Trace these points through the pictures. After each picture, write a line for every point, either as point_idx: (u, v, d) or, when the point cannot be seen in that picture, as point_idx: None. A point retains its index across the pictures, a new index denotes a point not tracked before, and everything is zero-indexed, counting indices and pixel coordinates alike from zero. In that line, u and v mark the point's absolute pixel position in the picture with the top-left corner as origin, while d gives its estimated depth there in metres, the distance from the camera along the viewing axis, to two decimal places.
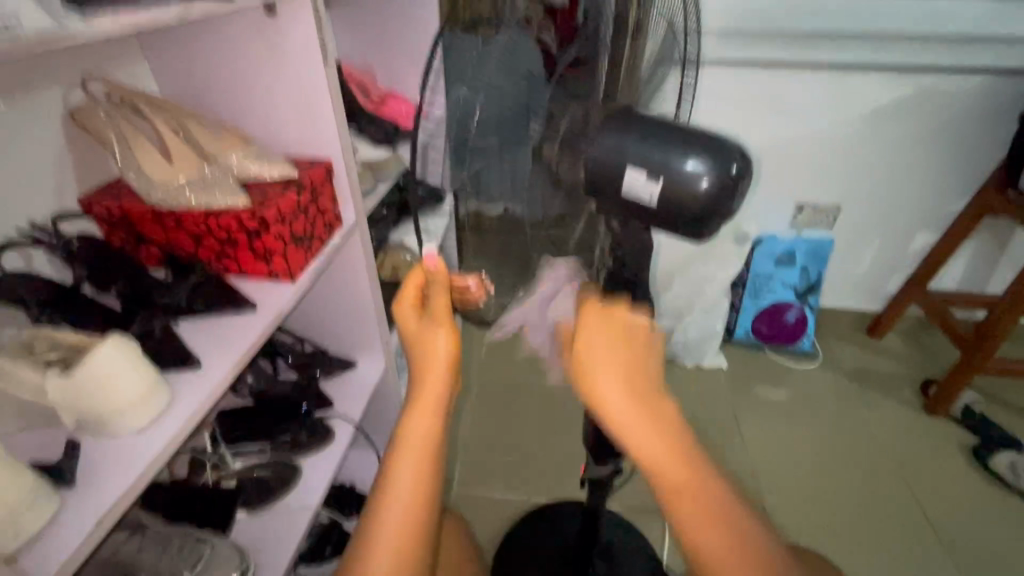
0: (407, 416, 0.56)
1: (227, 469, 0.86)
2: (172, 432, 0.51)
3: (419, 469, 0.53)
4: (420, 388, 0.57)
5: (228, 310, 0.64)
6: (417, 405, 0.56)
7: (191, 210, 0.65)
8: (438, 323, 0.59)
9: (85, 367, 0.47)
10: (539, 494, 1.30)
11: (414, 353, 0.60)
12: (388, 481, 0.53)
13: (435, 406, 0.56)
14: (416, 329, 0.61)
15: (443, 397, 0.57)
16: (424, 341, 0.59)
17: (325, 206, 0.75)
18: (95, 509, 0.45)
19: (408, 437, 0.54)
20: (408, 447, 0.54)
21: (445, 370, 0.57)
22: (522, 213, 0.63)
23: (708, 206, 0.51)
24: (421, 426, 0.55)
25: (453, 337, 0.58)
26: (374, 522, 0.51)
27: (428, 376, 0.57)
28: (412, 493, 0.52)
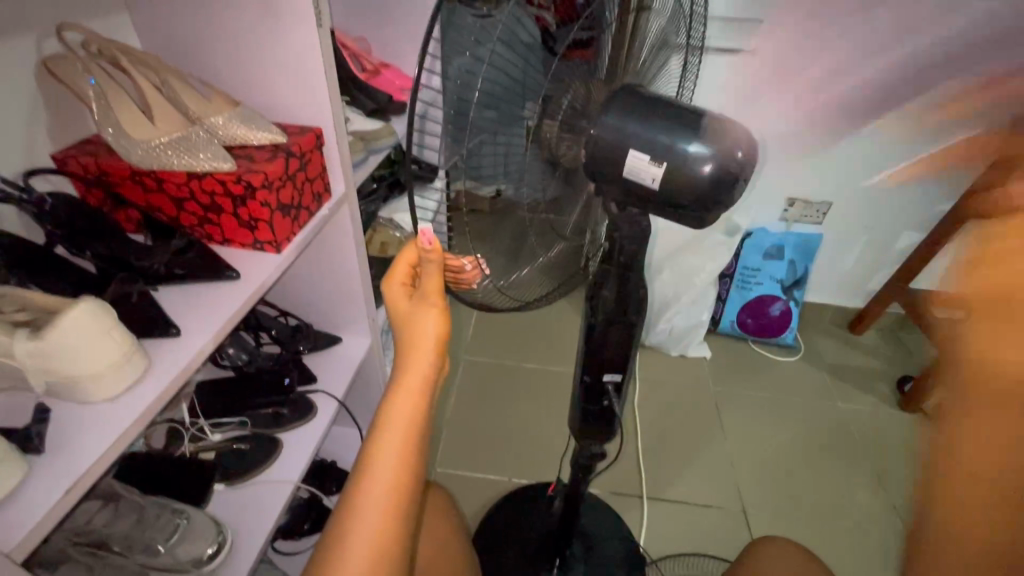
0: (390, 398, 0.54)
1: (206, 441, 0.84)
2: (148, 400, 0.50)
3: (405, 449, 0.52)
4: (406, 370, 0.55)
5: (208, 278, 0.62)
6: (402, 387, 0.54)
7: (172, 172, 0.62)
8: (430, 303, 0.58)
9: (56, 328, 0.45)
10: (520, 475, 1.31)
11: (401, 333, 0.59)
12: (371, 461, 0.51)
13: (420, 389, 0.55)
14: (408, 309, 0.59)
15: (428, 379, 0.56)
16: (414, 322, 0.57)
17: (313, 175, 0.72)
18: (65, 476, 0.43)
19: (391, 419, 0.53)
20: (391, 429, 0.52)
21: (432, 353, 0.56)
22: (516, 193, 0.59)
23: (710, 191, 0.50)
24: (406, 407, 0.53)
25: (443, 318, 0.57)
26: (357, 503, 0.50)
27: (414, 356, 0.56)
28: (395, 475, 0.51)
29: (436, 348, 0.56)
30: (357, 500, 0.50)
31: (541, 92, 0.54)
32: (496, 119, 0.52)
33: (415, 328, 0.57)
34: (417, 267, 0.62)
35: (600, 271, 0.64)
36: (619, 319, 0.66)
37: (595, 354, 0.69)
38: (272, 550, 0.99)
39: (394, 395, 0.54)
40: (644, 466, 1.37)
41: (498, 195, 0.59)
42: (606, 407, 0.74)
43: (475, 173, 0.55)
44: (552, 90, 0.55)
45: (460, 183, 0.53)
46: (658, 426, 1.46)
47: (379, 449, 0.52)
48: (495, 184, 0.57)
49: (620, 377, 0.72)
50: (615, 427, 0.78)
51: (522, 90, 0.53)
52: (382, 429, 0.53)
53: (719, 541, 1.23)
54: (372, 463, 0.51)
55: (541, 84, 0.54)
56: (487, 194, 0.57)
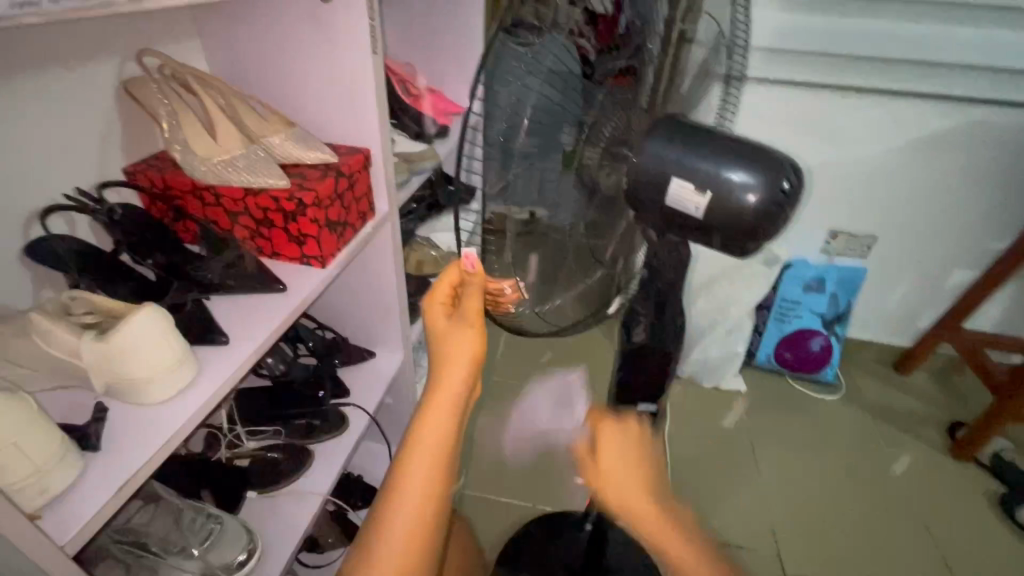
0: (424, 410, 0.55)
1: (242, 448, 0.87)
2: (196, 404, 0.51)
3: (437, 463, 0.52)
4: (440, 386, 0.56)
5: (256, 289, 0.64)
6: (435, 402, 0.54)
7: (231, 187, 0.66)
8: (468, 324, 0.59)
9: (118, 332, 0.48)
10: (545, 502, 1.29)
11: (437, 348, 0.60)
12: (403, 475, 0.52)
13: (454, 405, 0.55)
14: (443, 327, 0.60)
15: (461, 397, 0.56)
16: (450, 338, 0.58)
17: (359, 194, 0.76)
18: (118, 475, 0.45)
19: (422, 435, 0.53)
20: (422, 445, 0.53)
21: (467, 369, 0.56)
22: (549, 215, 0.66)
23: (755, 221, 0.49)
24: (436, 425, 0.54)
25: (481, 339, 0.58)
26: (387, 514, 0.50)
27: (449, 372, 0.56)
28: (425, 491, 0.51)
29: (470, 367, 0.57)
30: (386, 514, 0.50)
31: (575, 120, 0.57)
32: (536, 150, 0.59)
33: (452, 345, 0.58)
34: (457, 288, 0.63)
35: (638, 297, 0.63)
36: (655, 347, 0.65)
37: (629, 382, 0.68)
38: (298, 562, 1.00)
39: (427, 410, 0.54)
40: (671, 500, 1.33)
41: (531, 216, 0.67)
42: (639, 436, 0.72)
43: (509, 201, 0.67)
44: (587, 117, 0.57)
45: (494, 207, 0.67)
46: (689, 459, 1.42)
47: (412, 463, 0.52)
48: (527, 207, 0.66)
49: (654, 406, 0.70)
50: None
51: (559, 118, 0.57)
52: (415, 444, 0.53)
53: None
54: (403, 477, 0.52)
55: (578, 112, 0.57)
56: (519, 216, 0.68)
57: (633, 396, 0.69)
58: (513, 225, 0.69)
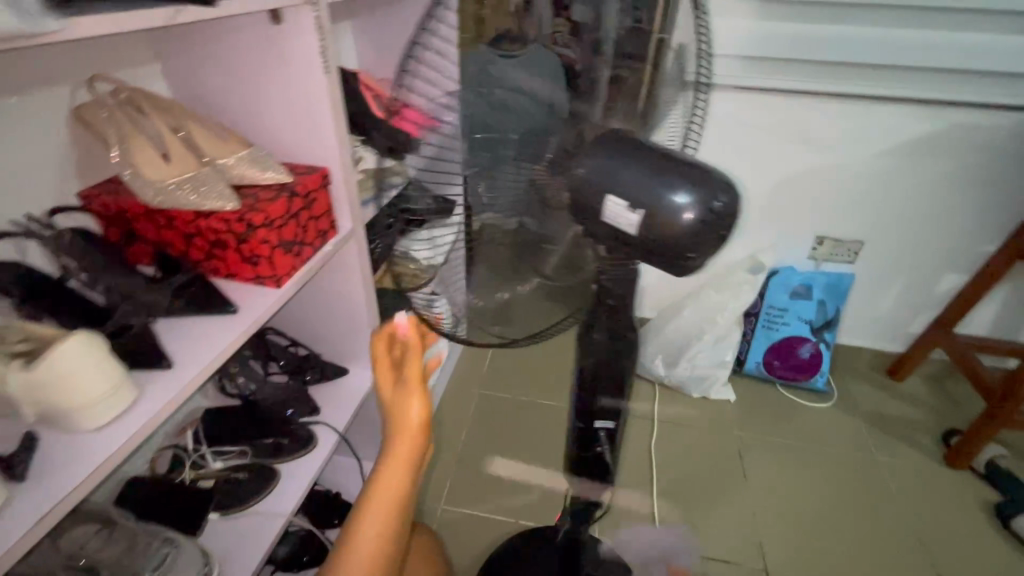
0: (376, 481, 0.58)
1: (206, 469, 0.86)
2: (130, 432, 0.51)
3: (384, 533, 0.57)
4: (391, 457, 0.58)
5: (208, 312, 0.64)
6: (386, 475, 0.58)
7: (183, 211, 0.66)
8: (412, 392, 0.58)
9: (46, 361, 0.47)
10: (527, 517, 1.27)
11: (388, 412, 0.61)
12: (352, 544, 0.56)
13: (402, 478, 0.58)
14: (392, 392, 0.61)
15: (405, 488, 0.58)
16: (399, 405, 0.59)
17: (317, 213, 0.75)
18: (41, 505, 0.45)
19: (371, 510, 0.57)
20: (371, 517, 0.57)
21: (416, 440, 0.59)
22: (534, 227, 0.60)
23: (689, 239, 0.48)
24: (385, 498, 0.57)
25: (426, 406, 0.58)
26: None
27: (400, 442, 0.58)
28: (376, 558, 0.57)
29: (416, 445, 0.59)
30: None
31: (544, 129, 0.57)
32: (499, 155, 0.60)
33: (400, 418, 0.59)
34: (397, 356, 0.63)
35: (589, 313, 0.63)
36: (608, 364, 0.64)
37: (585, 399, 0.67)
38: None
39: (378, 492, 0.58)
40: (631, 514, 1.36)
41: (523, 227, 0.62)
42: (599, 454, 0.71)
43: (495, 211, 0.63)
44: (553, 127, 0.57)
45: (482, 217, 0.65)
46: (676, 471, 1.40)
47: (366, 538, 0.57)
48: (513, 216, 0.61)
49: (613, 425, 0.69)
50: (611, 475, 0.75)
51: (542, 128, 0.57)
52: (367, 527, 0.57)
53: None
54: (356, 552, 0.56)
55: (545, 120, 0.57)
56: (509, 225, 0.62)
57: (592, 413, 0.68)
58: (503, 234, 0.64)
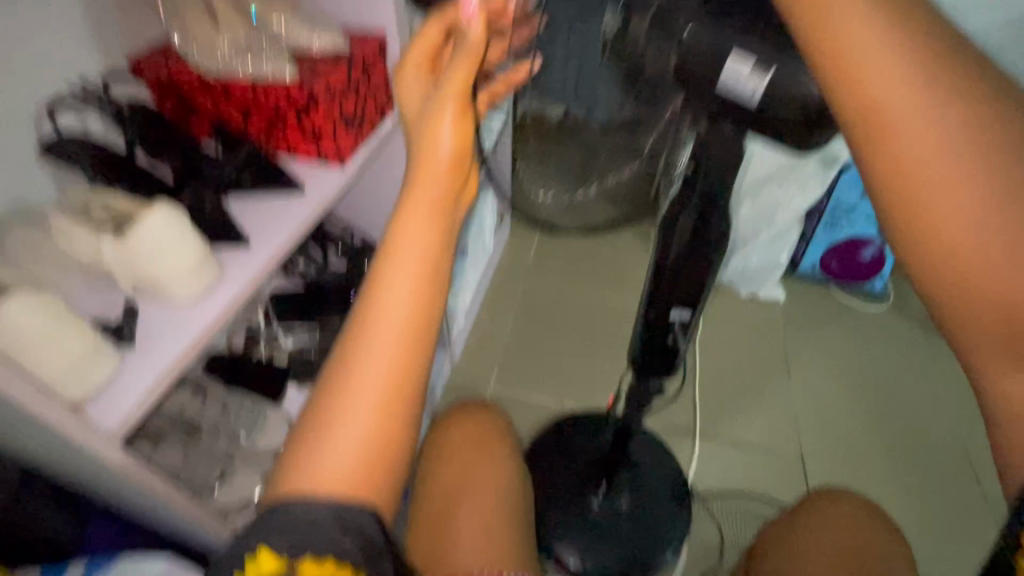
0: (397, 222, 0.40)
1: (280, 345, 0.87)
2: (221, 306, 0.52)
3: (416, 295, 0.40)
4: (410, 194, 0.40)
5: (276, 189, 0.63)
6: (408, 207, 0.40)
7: (238, 80, 0.62)
8: (444, 102, 0.41)
9: (135, 232, 0.47)
10: (572, 401, 1.31)
11: (410, 145, 0.43)
12: (392, 250, 0.40)
13: (433, 211, 0.40)
14: (418, 112, 0.43)
15: (446, 204, 0.41)
16: (424, 127, 0.41)
17: (375, 87, 0.70)
18: (151, 370, 0.46)
19: (398, 247, 0.40)
20: (410, 236, 0.40)
21: (445, 172, 0.40)
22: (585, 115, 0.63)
23: (816, 112, 0.43)
24: (412, 250, 0.40)
25: (461, 126, 0.41)
26: (369, 317, 0.39)
27: (423, 180, 0.40)
28: (411, 313, 0.40)
29: (456, 164, 0.41)
30: (367, 317, 0.39)
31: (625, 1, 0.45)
32: (568, 48, 0.53)
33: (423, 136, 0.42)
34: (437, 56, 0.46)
35: (682, 194, 0.57)
36: (694, 252, 0.60)
37: (666, 287, 0.64)
38: None
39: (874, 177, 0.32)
40: (701, 432, 1.23)
41: (569, 114, 0.65)
42: (671, 343, 0.70)
43: (546, 97, 0.62)
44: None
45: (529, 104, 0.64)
46: None
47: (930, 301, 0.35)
48: (562, 106, 0.63)
49: (689, 314, 0.67)
50: (676, 364, 0.74)
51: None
52: (915, 214, 0.31)
53: (776, 485, 1.17)
54: (966, 289, 0.32)
55: None
56: (556, 113, 0.65)
57: (664, 301, 0.66)
58: (550, 124, 0.68)
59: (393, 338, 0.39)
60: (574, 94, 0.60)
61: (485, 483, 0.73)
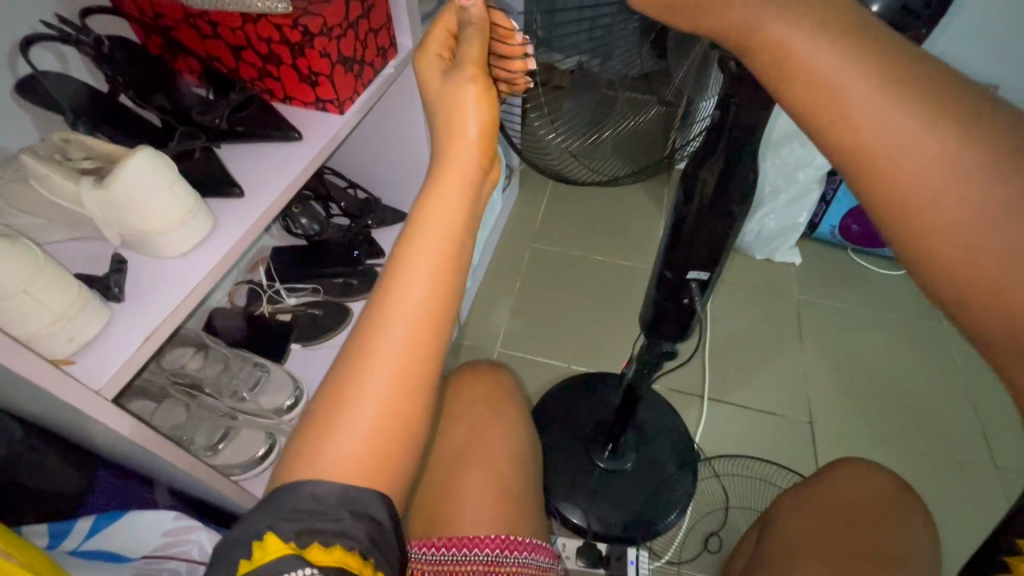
0: (426, 195, 0.39)
1: (282, 304, 0.87)
2: (215, 261, 0.49)
3: (442, 269, 0.38)
4: (442, 167, 0.40)
5: (272, 137, 0.59)
6: (439, 180, 0.39)
7: (226, 14, 0.56)
8: (467, 76, 0.40)
9: (116, 178, 0.43)
10: (579, 362, 1.29)
11: (434, 120, 0.42)
12: (419, 222, 0.38)
13: (464, 187, 0.40)
14: (440, 85, 0.42)
15: (470, 181, 0.40)
16: (452, 96, 0.40)
17: (376, 26, 0.64)
18: (143, 326, 0.44)
19: (426, 218, 0.38)
20: (438, 209, 0.39)
21: (477, 145, 0.40)
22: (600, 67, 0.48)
23: None
24: (440, 223, 0.38)
25: (486, 101, 0.40)
26: (393, 292, 0.37)
27: (452, 152, 0.40)
28: (434, 292, 0.38)
29: (481, 143, 0.40)
30: (392, 292, 0.37)
31: None
32: None
33: (446, 112, 0.41)
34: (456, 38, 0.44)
35: (699, 149, 0.54)
36: (715, 209, 0.56)
37: (685, 246, 0.61)
38: None
39: (861, 189, 0.29)
40: (710, 396, 1.21)
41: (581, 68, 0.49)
42: (686, 305, 0.67)
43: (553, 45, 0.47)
44: None
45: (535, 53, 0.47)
46: None
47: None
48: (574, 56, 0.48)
49: (707, 275, 0.63)
50: (690, 328, 0.71)
51: None
52: (879, 180, 0.28)
53: (784, 449, 1.16)
54: (974, 296, 0.27)
55: None
56: (567, 67, 0.49)
57: (681, 260, 0.62)
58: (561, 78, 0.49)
59: (414, 317, 0.37)
60: (591, 32, 0.45)
61: (493, 441, 0.72)
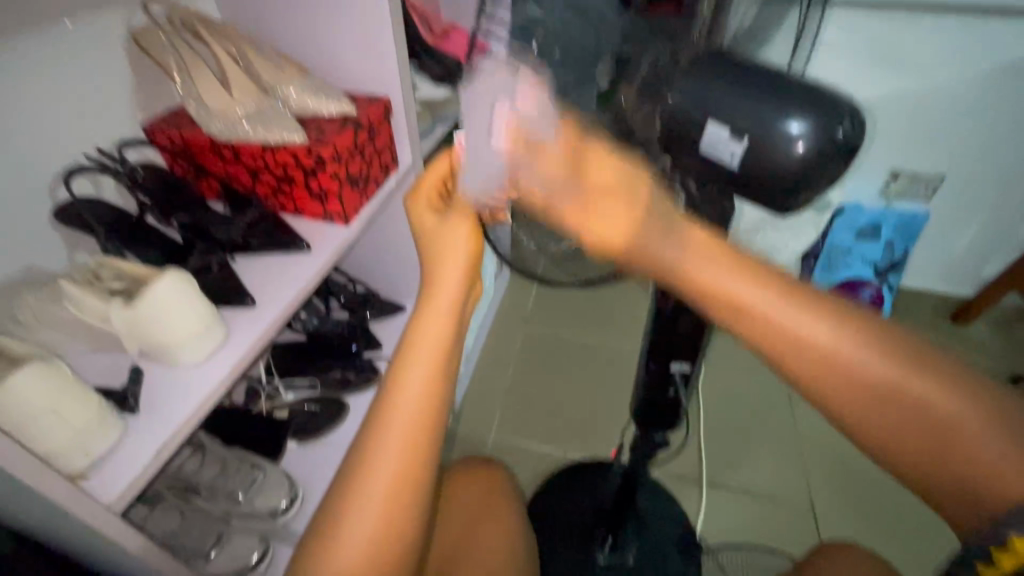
0: (415, 321, 0.42)
1: (280, 399, 0.89)
2: (226, 370, 0.52)
3: (433, 391, 0.41)
4: (431, 293, 0.43)
5: (283, 248, 0.64)
6: (426, 307, 0.42)
7: (248, 144, 0.64)
8: (461, 217, 0.45)
9: (145, 299, 0.47)
10: (574, 449, 1.27)
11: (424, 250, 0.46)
12: (411, 347, 0.41)
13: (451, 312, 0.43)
14: (433, 220, 0.47)
15: (459, 304, 0.43)
16: (442, 233, 0.45)
17: (380, 146, 0.72)
18: (154, 438, 0.46)
19: (418, 344, 0.41)
20: (426, 337, 0.41)
21: (467, 270, 0.44)
22: None
23: (798, 175, 0.41)
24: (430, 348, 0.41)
25: (473, 237, 0.46)
26: (386, 417, 0.40)
27: (441, 280, 0.43)
28: (420, 414, 0.40)
29: (469, 268, 0.44)
30: (383, 418, 0.40)
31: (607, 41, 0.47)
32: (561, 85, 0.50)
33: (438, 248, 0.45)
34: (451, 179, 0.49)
35: None
36: (692, 307, 0.61)
37: (667, 341, 0.65)
38: None
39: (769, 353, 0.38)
40: (708, 481, 1.20)
41: None
42: (674, 396, 0.70)
43: None
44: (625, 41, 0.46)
45: None
46: None
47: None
48: None
49: (690, 367, 0.67)
50: (678, 417, 0.74)
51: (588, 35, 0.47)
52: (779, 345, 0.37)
53: (789, 538, 1.12)
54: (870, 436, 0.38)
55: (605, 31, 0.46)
56: None
57: (665, 353, 0.66)
58: None
59: (399, 441, 0.40)
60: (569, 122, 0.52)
61: (490, 536, 0.71)
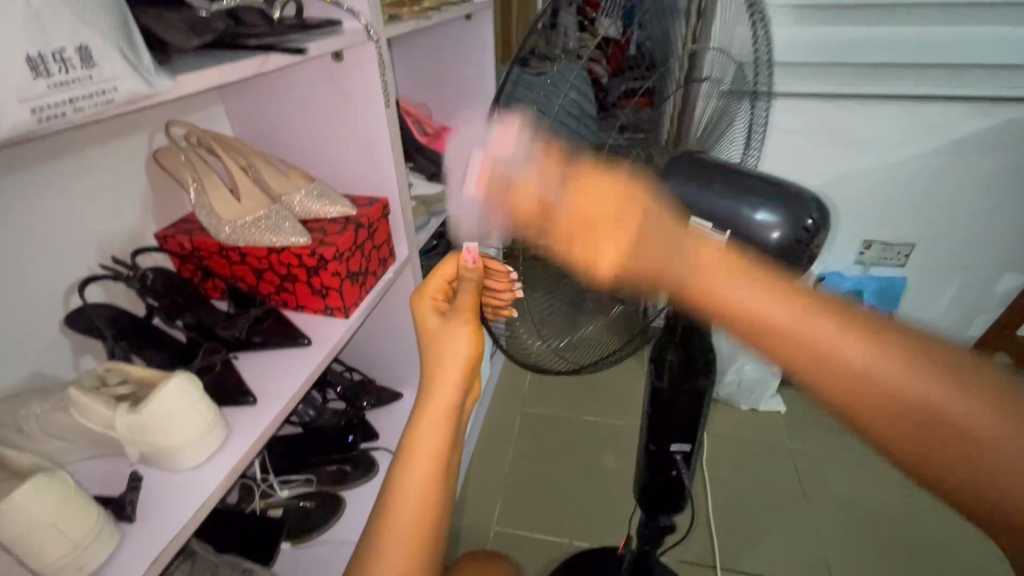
0: (412, 433, 0.45)
1: (275, 497, 0.87)
2: (225, 471, 0.52)
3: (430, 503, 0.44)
4: (428, 399, 0.46)
5: (285, 344, 0.66)
6: (425, 419, 0.45)
7: (255, 248, 0.68)
8: (461, 323, 0.47)
9: (150, 404, 0.48)
10: (581, 537, 1.20)
11: (425, 353, 0.48)
12: (408, 463, 0.44)
13: (447, 418, 0.45)
14: (435, 324, 0.49)
15: (454, 409, 0.46)
16: (441, 340, 0.47)
17: (379, 242, 0.77)
18: (151, 546, 0.45)
19: (415, 458, 0.44)
20: (423, 448, 0.44)
21: (462, 375, 0.46)
22: None
23: (776, 260, 0.48)
24: (427, 462, 0.44)
25: (475, 341, 0.47)
26: (386, 533, 0.43)
27: (436, 387, 0.46)
28: (416, 529, 0.43)
29: (464, 371, 0.46)
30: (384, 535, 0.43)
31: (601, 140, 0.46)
32: None
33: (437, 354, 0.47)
34: (454, 283, 0.52)
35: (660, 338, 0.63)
36: (685, 385, 0.63)
37: (664, 421, 0.66)
38: None
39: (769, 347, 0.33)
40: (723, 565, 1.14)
41: None
42: (675, 476, 0.69)
43: None
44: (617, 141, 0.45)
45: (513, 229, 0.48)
46: None
47: (892, 458, 0.31)
48: None
49: (689, 446, 0.67)
50: (683, 499, 0.73)
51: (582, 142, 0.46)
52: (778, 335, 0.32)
53: None
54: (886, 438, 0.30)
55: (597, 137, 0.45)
56: None
57: (663, 432, 0.66)
58: None
59: (400, 558, 0.42)
60: None
61: None
